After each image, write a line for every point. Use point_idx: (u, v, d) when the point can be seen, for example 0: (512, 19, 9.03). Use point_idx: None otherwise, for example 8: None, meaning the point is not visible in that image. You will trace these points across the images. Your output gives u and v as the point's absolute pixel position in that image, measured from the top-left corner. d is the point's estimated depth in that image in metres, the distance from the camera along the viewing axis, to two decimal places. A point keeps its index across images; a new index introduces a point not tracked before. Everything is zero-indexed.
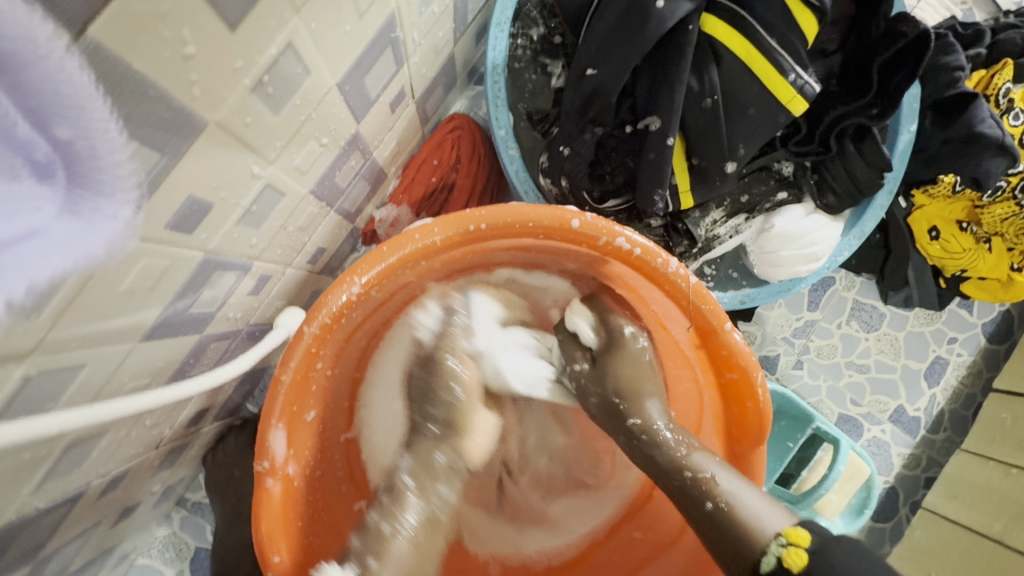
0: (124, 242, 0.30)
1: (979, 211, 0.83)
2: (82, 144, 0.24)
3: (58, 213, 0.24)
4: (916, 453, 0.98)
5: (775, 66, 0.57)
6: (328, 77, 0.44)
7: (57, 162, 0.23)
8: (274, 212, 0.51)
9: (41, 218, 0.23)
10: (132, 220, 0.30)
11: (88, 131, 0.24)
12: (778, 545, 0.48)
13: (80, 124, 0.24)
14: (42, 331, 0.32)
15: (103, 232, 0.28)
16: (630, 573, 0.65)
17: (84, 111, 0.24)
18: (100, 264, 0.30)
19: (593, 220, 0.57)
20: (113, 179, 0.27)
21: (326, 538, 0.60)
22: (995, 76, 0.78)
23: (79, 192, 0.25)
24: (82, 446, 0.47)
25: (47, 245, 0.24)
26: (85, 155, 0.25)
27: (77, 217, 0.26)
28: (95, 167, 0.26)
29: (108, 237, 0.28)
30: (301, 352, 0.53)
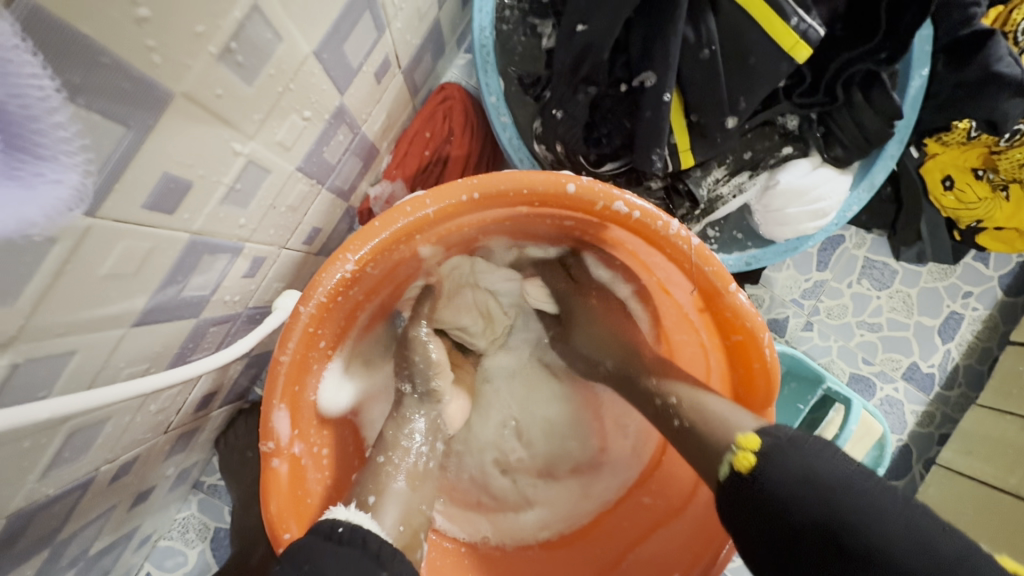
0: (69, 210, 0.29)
1: (995, 157, 0.80)
2: (14, 105, 0.23)
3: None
4: (931, 410, 0.96)
5: (776, 10, 0.54)
6: (302, 44, 0.42)
7: None
8: (261, 190, 0.49)
9: None
10: (86, 188, 0.30)
11: (23, 91, 0.23)
12: (731, 452, 0.48)
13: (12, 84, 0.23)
14: (24, 316, 0.32)
15: (41, 196, 0.27)
16: (638, 538, 0.65)
17: (14, 70, 0.22)
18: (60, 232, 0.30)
19: (589, 183, 0.55)
20: (55, 144, 0.26)
21: None
22: (1014, 11, 0.73)
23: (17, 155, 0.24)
24: (85, 433, 0.48)
25: None
26: (19, 120, 0.24)
27: (17, 182, 0.25)
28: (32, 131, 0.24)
29: (47, 204, 0.27)
30: (298, 333, 0.53)
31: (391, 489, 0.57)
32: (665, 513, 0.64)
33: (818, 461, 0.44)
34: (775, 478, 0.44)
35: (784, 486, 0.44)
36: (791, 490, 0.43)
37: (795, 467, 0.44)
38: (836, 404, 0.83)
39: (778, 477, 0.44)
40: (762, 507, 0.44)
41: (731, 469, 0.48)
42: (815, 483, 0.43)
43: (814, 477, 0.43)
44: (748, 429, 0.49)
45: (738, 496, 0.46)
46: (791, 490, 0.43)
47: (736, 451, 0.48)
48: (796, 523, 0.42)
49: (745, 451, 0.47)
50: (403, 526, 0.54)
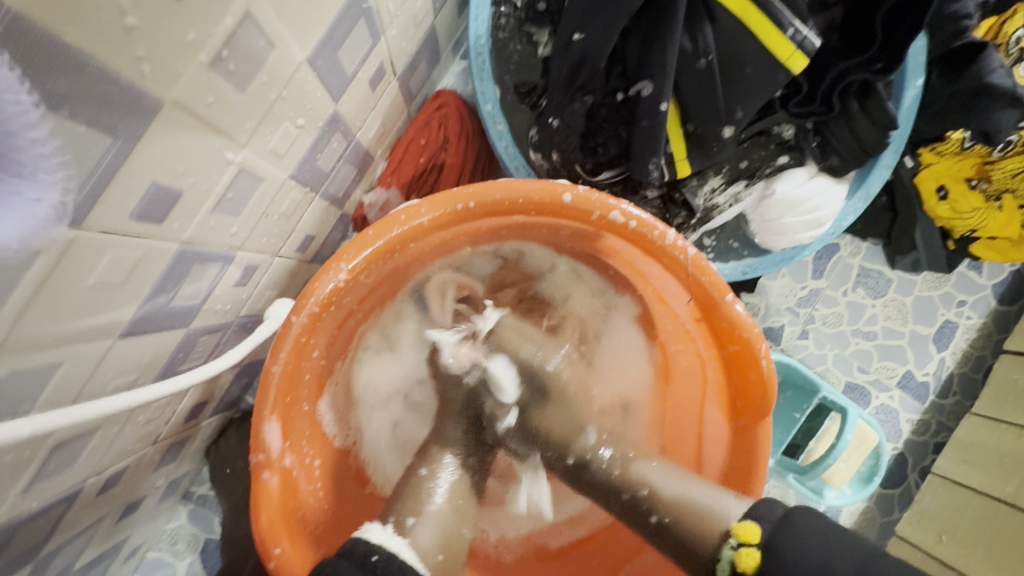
0: (44, 232, 0.28)
1: (989, 167, 0.79)
2: None
3: None
4: (925, 418, 0.96)
5: (773, 22, 0.54)
6: (296, 52, 0.41)
7: None
8: (254, 198, 0.49)
9: None
10: (65, 207, 0.28)
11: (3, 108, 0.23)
12: (732, 548, 0.48)
13: None
14: (7, 329, 0.31)
15: (21, 213, 0.26)
16: (636, 552, 0.63)
17: None
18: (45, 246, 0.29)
19: (585, 192, 0.55)
20: (34, 160, 0.25)
21: (329, 527, 0.59)
22: (1006, 23, 0.74)
23: None
24: (70, 446, 0.47)
25: None
26: None
27: None
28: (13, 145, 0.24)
29: (26, 222, 0.26)
30: (290, 343, 0.52)
31: (430, 507, 0.56)
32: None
33: (824, 543, 0.44)
34: (786, 574, 0.44)
35: (797, 573, 0.44)
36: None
37: (802, 560, 0.44)
38: (832, 414, 0.83)
39: (788, 565, 0.44)
40: None
41: (734, 568, 0.47)
42: (828, 571, 0.43)
43: (826, 567, 0.43)
44: (744, 518, 0.49)
45: None
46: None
47: (733, 548, 0.48)
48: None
49: (747, 549, 0.46)
50: (442, 553, 0.53)
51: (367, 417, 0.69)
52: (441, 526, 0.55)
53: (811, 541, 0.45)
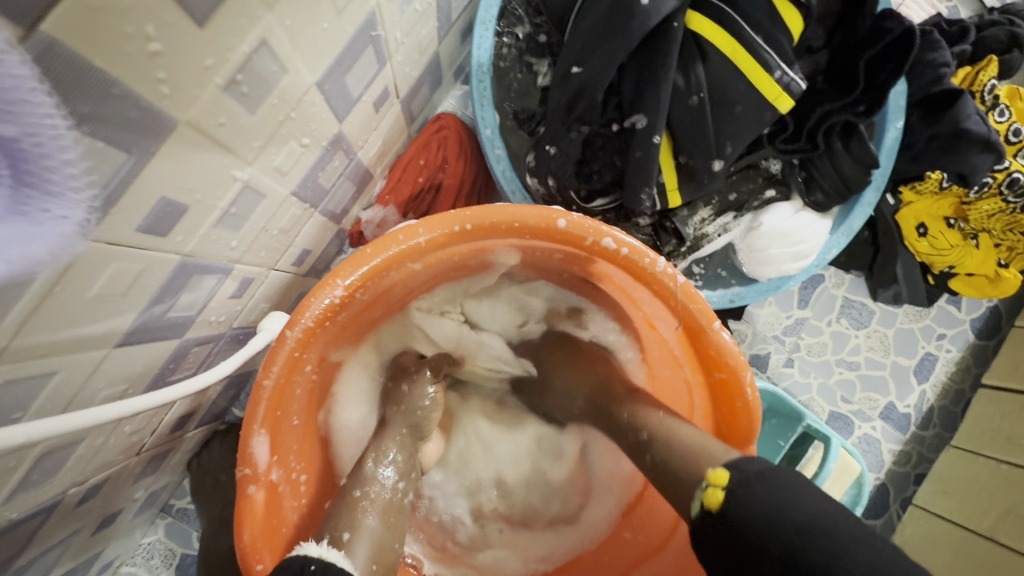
0: (71, 243, 0.30)
1: (966, 207, 0.83)
2: (29, 144, 0.24)
3: (3, 213, 0.25)
4: (907, 450, 0.98)
5: (761, 63, 0.57)
6: (306, 76, 0.43)
7: (1, 163, 0.23)
8: (255, 213, 0.50)
9: None
10: (86, 220, 0.30)
11: (39, 130, 0.24)
12: (701, 489, 0.47)
13: (28, 123, 0.23)
14: (7, 337, 0.31)
15: (48, 233, 0.28)
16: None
17: (29, 106, 0.23)
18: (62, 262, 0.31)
19: (579, 219, 0.57)
20: (63, 180, 0.27)
21: None
22: (980, 72, 0.78)
23: (25, 192, 0.25)
24: (56, 455, 0.46)
25: None
26: (32, 157, 0.24)
27: (24, 219, 0.25)
28: (52, 167, 0.26)
29: (54, 237, 0.28)
30: (284, 356, 0.52)
31: (365, 524, 0.53)
32: (644, 550, 0.63)
33: (781, 491, 0.43)
34: (746, 509, 0.43)
35: (751, 517, 0.43)
36: (761, 526, 0.42)
37: (762, 501, 0.43)
38: (815, 442, 0.84)
39: (745, 513, 0.43)
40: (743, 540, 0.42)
41: (702, 507, 0.47)
42: (784, 510, 0.42)
43: (783, 505, 0.42)
44: (715, 463, 0.48)
45: (715, 533, 0.45)
46: (758, 528, 0.42)
47: (704, 489, 0.47)
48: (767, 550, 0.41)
49: (715, 487, 0.46)
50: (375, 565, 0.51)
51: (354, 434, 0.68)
52: (374, 544, 0.52)
53: (779, 486, 0.43)
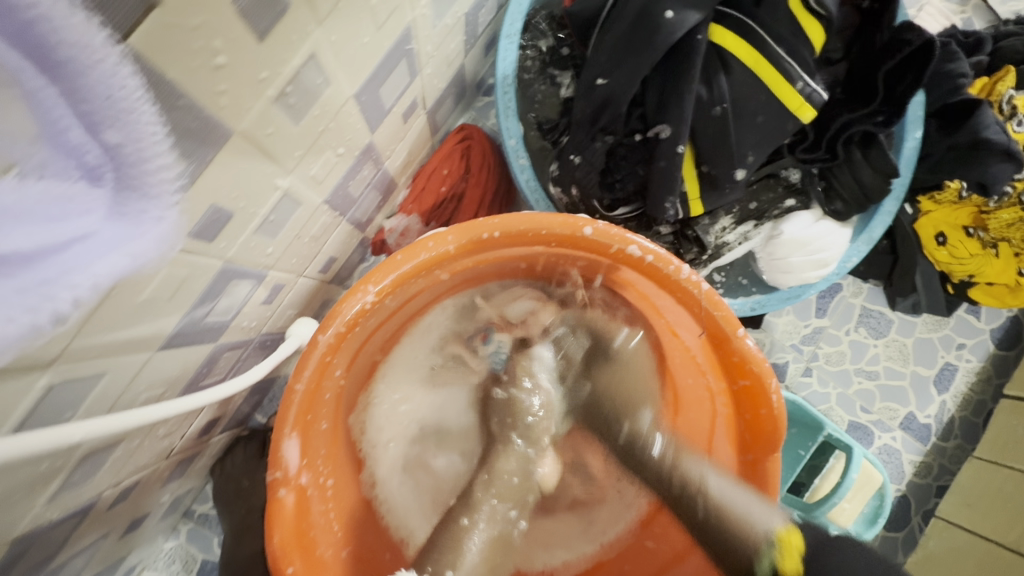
0: (168, 241, 0.32)
1: (985, 217, 0.83)
2: (130, 147, 0.25)
3: (109, 215, 0.26)
4: (927, 461, 0.97)
5: (783, 75, 0.58)
6: (346, 88, 0.44)
7: (107, 166, 0.24)
8: (290, 221, 0.51)
9: (90, 221, 0.25)
10: (174, 221, 0.32)
11: (137, 134, 0.25)
12: (774, 551, 0.50)
13: (129, 128, 0.25)
14: (67, 339, 0.33)
15: (147, 232, 0.29)
16: None
17: (127, 113, 0.24)
18: (149, 263, 0.32)
19: (605, 227, 0.58)
20: (158, 183, 0.28)
21: (337, 548, 0.58)
22: (998, 83, 0.79)
23: (127, 194, 0.26)
24: (96, 457, 0.47)
25: (96, 247, 0.26)
26: (133, 162, 0.26)
27: (125, 219, 0.27)
28: (148, 173, 0.27)
29: (153, 237, 0.30)
30: (315, 361, 0.53)
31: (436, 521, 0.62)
32: (671, 558, 0.63)
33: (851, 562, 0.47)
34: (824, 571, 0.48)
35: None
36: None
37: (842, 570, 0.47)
38: (836, 452, 0.84)
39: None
40: None
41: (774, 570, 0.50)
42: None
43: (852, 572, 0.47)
44: (784, 521, 0.52)
45: None
46: None
47: (777, 550, 0.50)
48: None
49: (789, 546, 0.50)
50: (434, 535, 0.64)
51: (378, 439, 0.69)
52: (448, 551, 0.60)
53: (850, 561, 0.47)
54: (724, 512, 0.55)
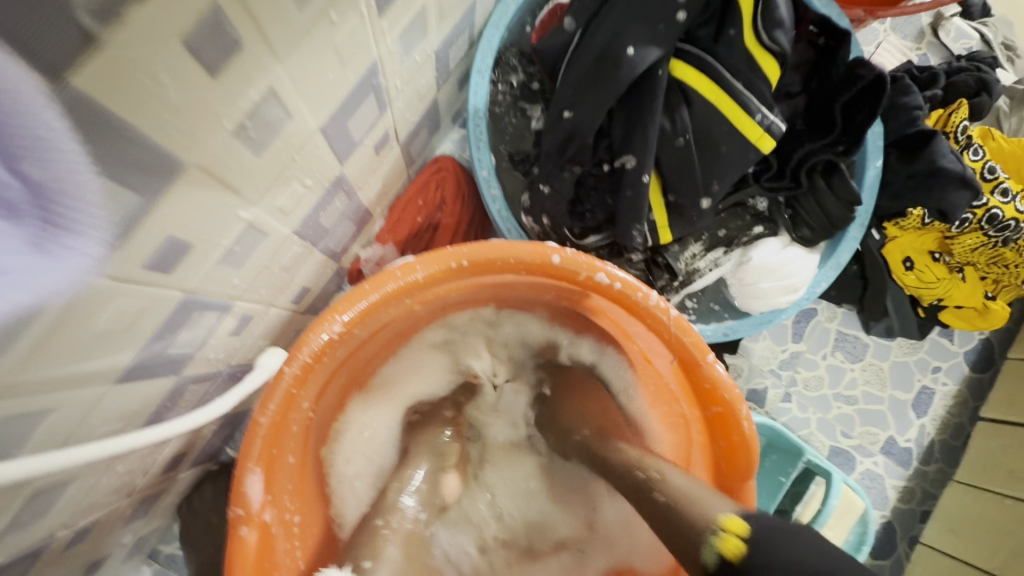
0: (88, 277, 0.31)
1: (950, 242, 0.85)
2: (55, 186, 0.25)
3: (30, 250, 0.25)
4: (910, 486, 0.97)
5: (743, 107, 0.60)
6: (310, 121, 0.45)
7: (30, 206, 0.23)
8: (256, 252, 0.51)
9: (14, 259, 0.24)
10: (99, 255, 0.31)
11: (63, 171, 0.25)
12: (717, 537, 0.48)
13: (55, 165, 0.24)
14: (11, 372, 0.32)
15: (69, 267, 0.28)
16: None
17: (56, 149, 0.24)
18: (74, 291, 0.30)
19: (574, 255, 0.58)
20: (84, 217, 0.28)
21: None
22: (951, 115, 0.83)
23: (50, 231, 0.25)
24: (46, 496, 0.46)
25: (17, 283, 0.25)
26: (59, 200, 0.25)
27: (48, 255, 0.26)
28: (69, 204, 0.26)
29: (74, 271, 0.29)
30: (280, 394, 0.53)
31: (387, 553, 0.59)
32: None
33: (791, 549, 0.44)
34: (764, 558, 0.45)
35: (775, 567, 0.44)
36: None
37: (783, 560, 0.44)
38: (816, 477, 0.83)
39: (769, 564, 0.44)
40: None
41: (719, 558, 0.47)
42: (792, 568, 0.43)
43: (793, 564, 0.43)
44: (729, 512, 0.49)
45: None
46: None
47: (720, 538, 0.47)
48: None
49: (732, 535, 0.47)
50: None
51: (350, 472, 0.67)
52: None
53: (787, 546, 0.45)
54: (678, 500, 0.52)
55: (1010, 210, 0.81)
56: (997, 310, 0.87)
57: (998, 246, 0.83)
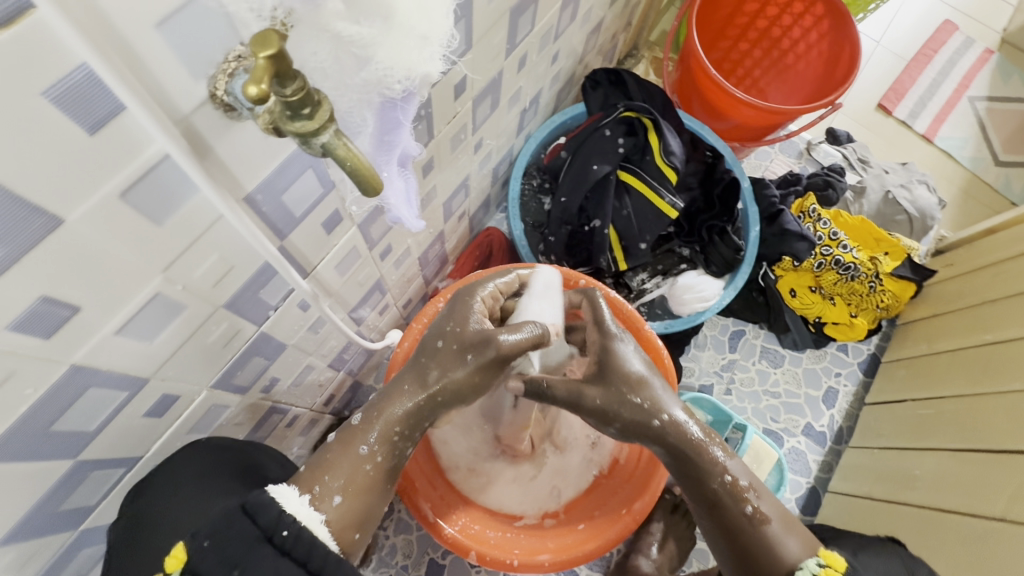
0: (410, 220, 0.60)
1: (819, 278, 1.30)
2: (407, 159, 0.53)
3: (405, 192, 0.56)
4: (827, 459, 1.31)
5: (657, 193, 1.12)
6: (439, 199, 0.97)
7: (407, 162, 0.53)
8: (404, 263, 1.00)
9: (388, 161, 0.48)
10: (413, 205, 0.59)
11: (409, 155, 0.53)
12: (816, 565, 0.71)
13: (410, 153, 0.53)
14: (338, 290, 0.80)
15: (409, 211, 0.58)
16: (621, 502, 0.99)
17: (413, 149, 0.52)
18: (362, 248, 0.77)
19: (568, 270, 1.07)
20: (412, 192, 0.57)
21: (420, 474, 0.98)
22: (804, 201, 1.35)
23: (408, 189, 0.56)
24: (304, 377, 0.90)
25: (397, 195, 0.54)
26: (405, 160, 0.53)
27: (406, 198, 0.56)
28: (407, 177, 0.55)
29: (407, 215, 0.58)
30: (411, 337, 1.01)
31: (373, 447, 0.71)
32: (633, 485, 1.00)
33: None
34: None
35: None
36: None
37: None
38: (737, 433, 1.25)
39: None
40: None
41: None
42: None
43: None
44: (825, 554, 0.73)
45: None
46: None
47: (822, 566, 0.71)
48: None
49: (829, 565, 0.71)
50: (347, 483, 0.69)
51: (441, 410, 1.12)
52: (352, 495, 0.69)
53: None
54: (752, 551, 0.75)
55: (848, 257, 1.28)
56: (859, 324, 1.32)
57: (848, 282, 1.30)
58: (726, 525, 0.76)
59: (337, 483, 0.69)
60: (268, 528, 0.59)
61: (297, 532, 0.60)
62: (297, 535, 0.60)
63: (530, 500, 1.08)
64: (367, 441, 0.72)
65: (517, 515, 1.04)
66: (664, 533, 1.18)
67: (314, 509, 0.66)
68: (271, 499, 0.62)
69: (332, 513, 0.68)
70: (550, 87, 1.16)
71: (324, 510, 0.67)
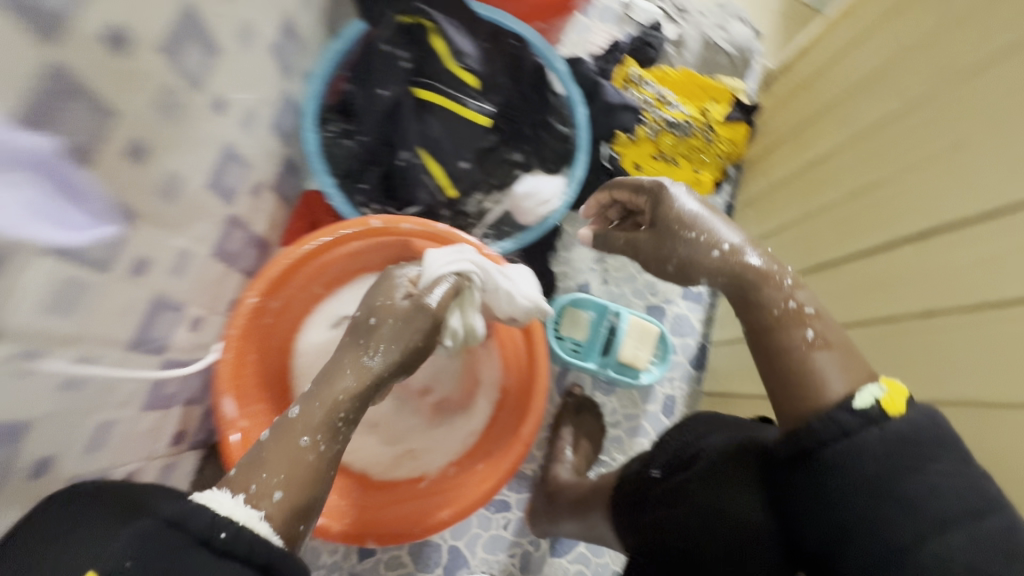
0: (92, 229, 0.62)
1: (658, 144, 1.26)
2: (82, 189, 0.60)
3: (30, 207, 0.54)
4: (708, 315, 1.37)
5: (460, 103, 1.01)
6: (197, 182, 0.81)
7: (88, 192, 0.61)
8: (190, 266, 0.85)
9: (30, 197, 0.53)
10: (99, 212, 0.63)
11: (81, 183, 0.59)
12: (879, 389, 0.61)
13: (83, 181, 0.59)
14: (81, 330, 0.65)
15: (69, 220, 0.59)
16: (513, 431, 0.97)
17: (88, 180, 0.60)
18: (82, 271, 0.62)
19: (385, 218, 0.95)
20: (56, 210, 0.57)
21: None
22: (623, 70, 1.28)
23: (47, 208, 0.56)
24: (105, 433, 0.76)
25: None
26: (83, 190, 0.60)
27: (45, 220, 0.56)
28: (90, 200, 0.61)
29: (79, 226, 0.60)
30: (231, 347, 0.87)
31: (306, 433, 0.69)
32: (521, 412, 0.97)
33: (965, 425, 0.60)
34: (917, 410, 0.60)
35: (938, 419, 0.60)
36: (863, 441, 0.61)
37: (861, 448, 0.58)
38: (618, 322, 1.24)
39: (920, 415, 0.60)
40: (849, 470, 0.58)
41: (883, 404, 0.60)
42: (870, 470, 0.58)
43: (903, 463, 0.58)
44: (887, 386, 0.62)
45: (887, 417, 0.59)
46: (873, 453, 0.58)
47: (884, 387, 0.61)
48: (867, 469, 0.58)
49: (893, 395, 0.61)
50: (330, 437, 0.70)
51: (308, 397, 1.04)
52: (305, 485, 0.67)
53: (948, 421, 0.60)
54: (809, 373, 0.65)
55: (677, 115, 1.27)
56: (705, 179, 1.31)
57: (683, 140, 1.27)
58: (773, 346, 0.68)
59: (276, 479, 0.66)
60: (203, 533, 0.58)
61: (234, 534, 0.59)
62: (235, 533, 0.59)
63: (432, 457, 1.04)
64: (307, 432, 0.69)
65: (419, 477, 1.00)
66: (575, 436, 1.20)
67: (250, 508, 0.63)
68: (200, 504, 0.60)
69: (274, 508, 0.64)
70: (304, 12, 0.98)
71: (263, 506, 0.63)
